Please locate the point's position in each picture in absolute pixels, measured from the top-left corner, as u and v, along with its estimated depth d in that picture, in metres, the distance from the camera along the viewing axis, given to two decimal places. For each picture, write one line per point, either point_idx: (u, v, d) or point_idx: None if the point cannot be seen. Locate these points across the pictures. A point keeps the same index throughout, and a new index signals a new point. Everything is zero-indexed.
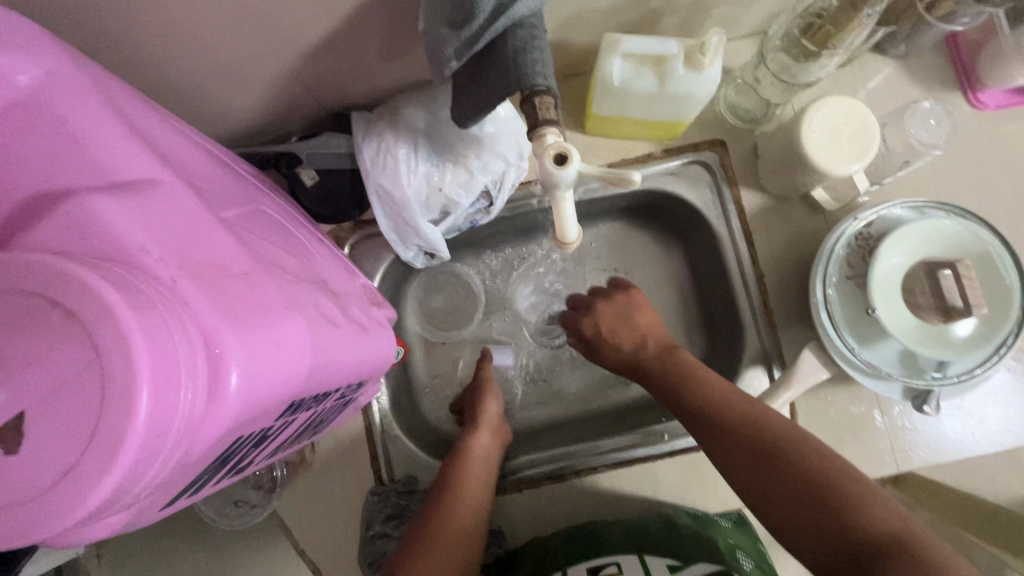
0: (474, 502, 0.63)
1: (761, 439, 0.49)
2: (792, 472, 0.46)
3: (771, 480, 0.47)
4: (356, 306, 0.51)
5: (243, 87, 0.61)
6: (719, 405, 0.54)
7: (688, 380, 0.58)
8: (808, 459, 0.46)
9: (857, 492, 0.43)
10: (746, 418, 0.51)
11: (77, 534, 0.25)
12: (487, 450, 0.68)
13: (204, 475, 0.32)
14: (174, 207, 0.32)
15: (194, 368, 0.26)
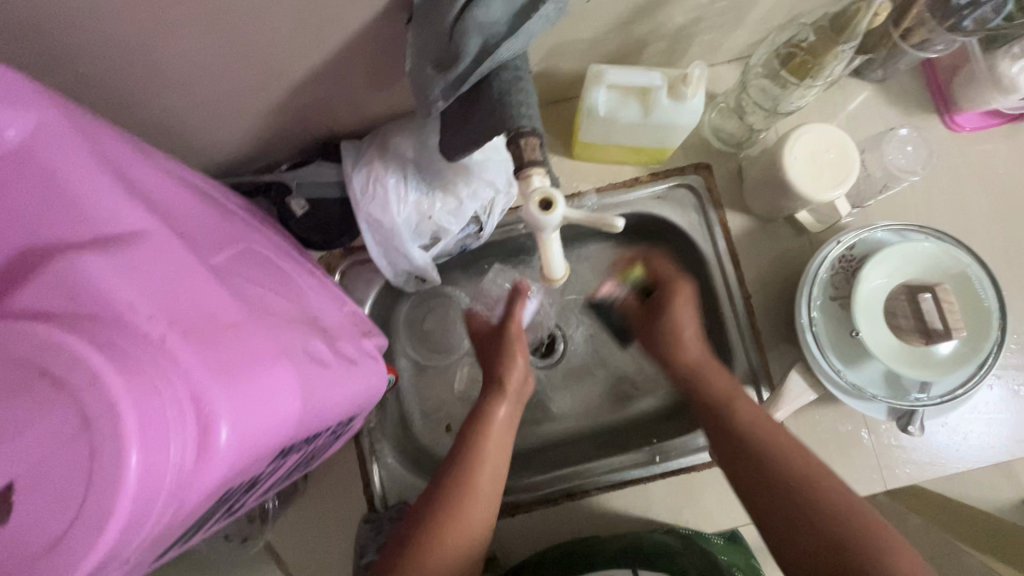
0: (494, 472, 0.58)
1: (800, 486, 0.49)
2: (825, 526, 0.46)
3: (803, 531, 0.47)
4: (346, 340, 0.52)
5: (232, 120, 0.61)
6: (757, 443, 0.54)
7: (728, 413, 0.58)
8: (842, 512, 0.46)
9: (890, 549, 0.43)
10: (781, 460, 0.51)
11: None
12: (505, 420, 0.63)
13: (194, 525, 0.32)
14: (161, 259, 0.33)
15: (183, 429, 0.27)
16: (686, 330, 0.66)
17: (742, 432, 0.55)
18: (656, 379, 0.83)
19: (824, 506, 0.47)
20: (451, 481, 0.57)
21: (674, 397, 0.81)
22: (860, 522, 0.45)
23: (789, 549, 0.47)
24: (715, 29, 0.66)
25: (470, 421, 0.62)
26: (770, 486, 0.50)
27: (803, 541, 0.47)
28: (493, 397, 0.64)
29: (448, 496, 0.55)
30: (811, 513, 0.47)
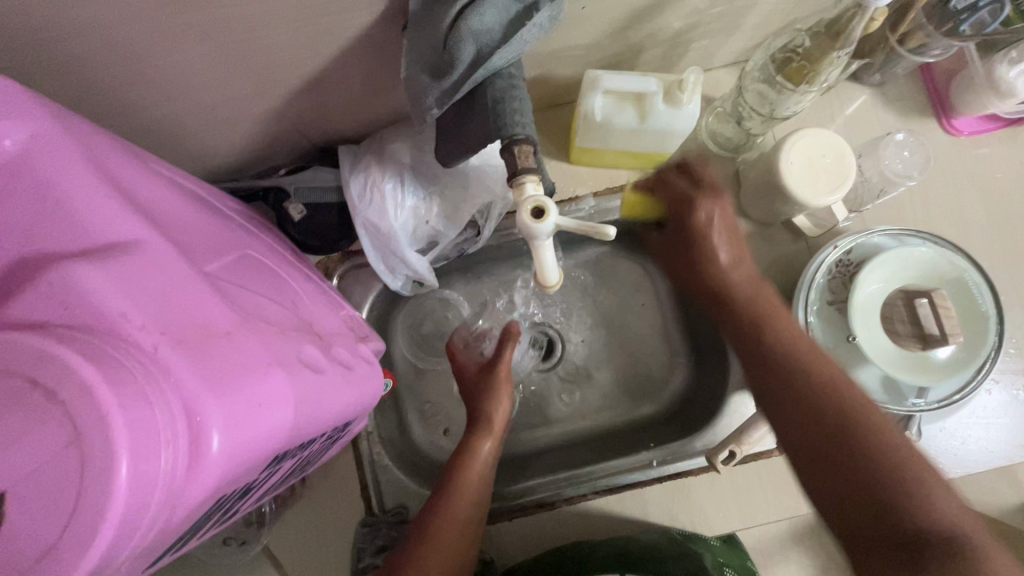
0: (472, 502, 0.63)
1: (841, 410, 0.43)
2: (864, 454, 0.40)
3: (839, 458, 0.41)
4: (341, 346, 0.52)
5: (230, 125, 0.61)
6: (803, 362, 0.47)
7: (768, 328, 0.51)
8: (891, 443, 0.40)
9: (935, 491, 0.38)
10: (823, 384, 0.45)
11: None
12: (489, 455, 0.68)
13: (188, 533, 0.32)
14: (155, 268, 0.33)
15: (174, 438, 0.27)
16: (721, 247, 0.56)
17: (785, 351, 0.48)
18: (653, 383, 0.83)
19: (869, 432, 0.41)
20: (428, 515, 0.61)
21: (673, 401, 0.81)
22: (904, 453, 0.40)
23: (814, 476, 0.42)
24: (712, 34, 0.66)
25: (456, 455, 0.67)
26: (804, 411, 0.44)
27: (831, 446, 0.41)
28: (476, 436, 0.68)
29: (427, 526, 0.60)
30: (850, 437, 0.41)
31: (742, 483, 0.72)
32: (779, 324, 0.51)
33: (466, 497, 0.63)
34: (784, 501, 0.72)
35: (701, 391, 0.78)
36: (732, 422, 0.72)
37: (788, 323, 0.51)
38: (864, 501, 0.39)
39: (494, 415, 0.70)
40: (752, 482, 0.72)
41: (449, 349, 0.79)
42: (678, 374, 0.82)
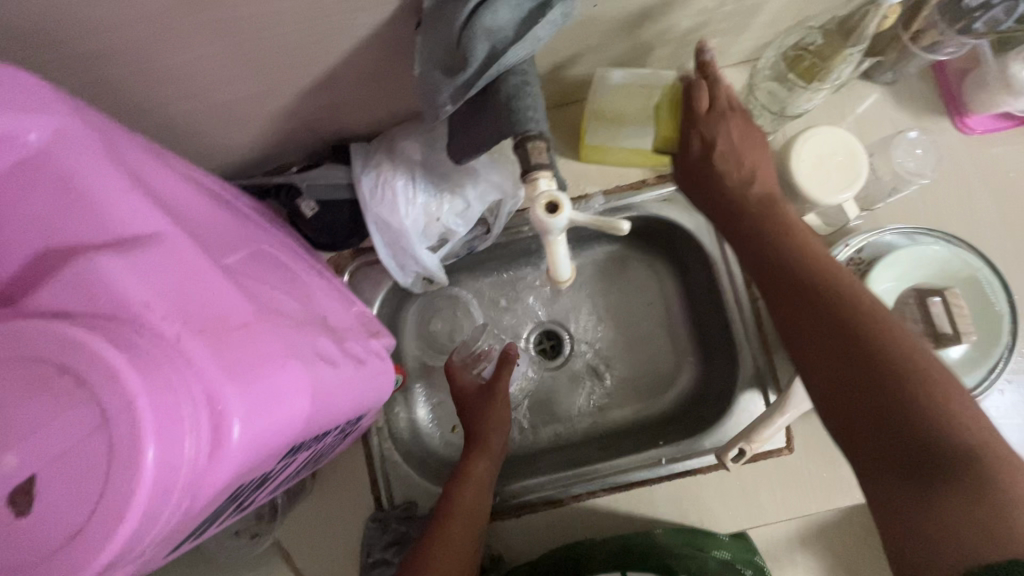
0: (463, 523, 0.63)
1: (867, 331, 0.43)
2: (887, 370, 0.41)
3: (861, 375, 0.41)
4: (354, 340, 0.52)
5: (244, 123, 0.62)
6: (826, 285, 0.47)
7: (788, 247, 0.51)
8: (916, 363, 0.41)
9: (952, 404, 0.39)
10: (848, 305, 0.45)
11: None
12: (482, 475, 0.68)
13: (207, 520, 0.33)
14: (176, 259, 0.34)
15: (196, 425, 0.27)
16: (744, 163, 0.57)
17: (810, 273, 0.48)
18: (660, 382, 0.83)
19: (896, 350, 0.41)
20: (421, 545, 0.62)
21: (681, 399, 0.81)
22: (928, 373, 0.40)
23: (835, 394, 0.43)
24: (723, 33, 0.66)
25: (452, 479, 0.68)
26: (828, 329, 0.45)
27: (853, 363, 0.42)
28: (468, 459, 0.69)
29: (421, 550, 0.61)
30: (875, 355, 0.42)
31: (751, 482, 0.71)
32: (797, 237, 0.52)
33: (457, 521, 0.63)
34: (794, 501, 0.71)
35: (710, 388, 0.78)
36: (743, 419, 0.72)
37: (809, 242, 0.52)
38: (885, 416, 0.40)
39: (488, 437, 0.72)
40: (761, 481, 0.71)
41: (449, 370, 0.78)
42: (686, 373, 0.82)
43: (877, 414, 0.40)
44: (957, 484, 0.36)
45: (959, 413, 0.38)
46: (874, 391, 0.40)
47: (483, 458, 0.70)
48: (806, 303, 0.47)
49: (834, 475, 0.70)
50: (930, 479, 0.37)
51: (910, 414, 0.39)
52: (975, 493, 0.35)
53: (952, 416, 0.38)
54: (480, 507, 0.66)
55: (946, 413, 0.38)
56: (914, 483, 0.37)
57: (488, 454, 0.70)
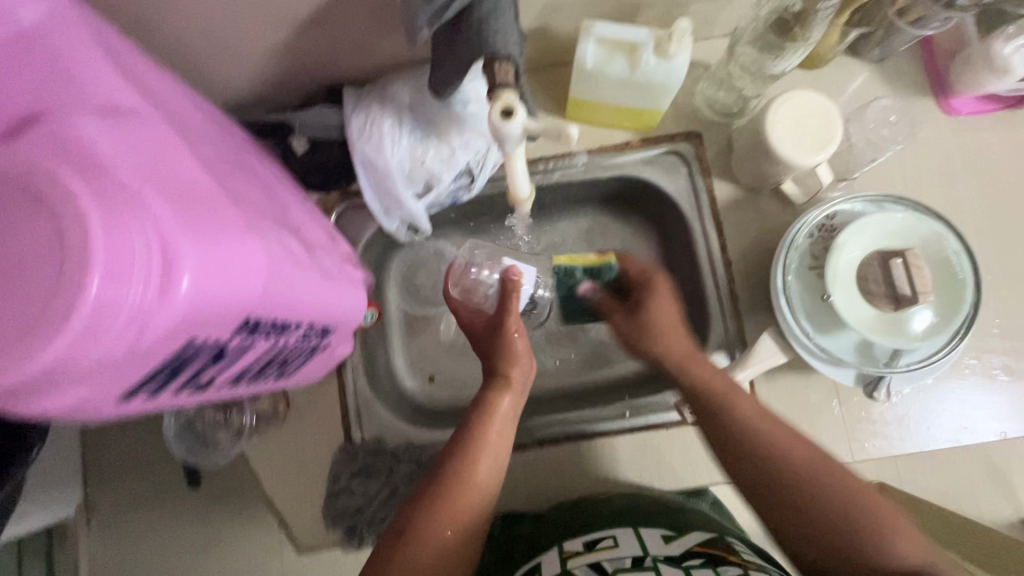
0: (493, 470, 0.58)
1: (835, 508, 0.50)
2: (853, 529, 0.48)
3: (852, 559, 0.47)
4: (324, 256, 0.55)
5: (240, 57, 0.65)
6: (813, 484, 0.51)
7: (765, 459, 0.54)
8: (889, 529, 0.47)
9: (893, 534, 0.47)
10: (817, 483, 0.51)
11: (25, 400, 0.29)
12: (510, 412, 0.63)
13: (159, 375, 0.36)
14: (148, 133, 0.36)
15: (147, 265, 0.30)
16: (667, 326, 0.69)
17: (801, 478, 0.52)
18: None
19: (866, 515, 0.48)
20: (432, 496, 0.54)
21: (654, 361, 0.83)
22: (895, 537, 0.47)
23: (807, 548, 0.50)
24: None
25: (472, 411, 0.63)
26: (812, 520, 0.50)
27: (842, 554, 0.48)
28: (495, 390, 0.64)
29: (435, 498, 0.54)
30: (856, 538, 0.48)
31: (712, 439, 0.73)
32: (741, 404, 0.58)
33: (485, 464, 0.58)
34: None
35: None
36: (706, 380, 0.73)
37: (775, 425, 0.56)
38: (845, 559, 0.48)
39: (511, 371, 0.66)
40: None
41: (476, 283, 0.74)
42: None
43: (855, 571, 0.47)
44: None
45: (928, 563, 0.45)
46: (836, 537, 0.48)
47: (513, 396, 0.64)
48: (785, 489, 0.52)
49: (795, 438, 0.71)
50: None
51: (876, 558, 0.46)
52: None
53: (906, 552, 0.46)
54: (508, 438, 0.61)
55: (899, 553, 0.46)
56: None
57: (518, 382, 0.66)
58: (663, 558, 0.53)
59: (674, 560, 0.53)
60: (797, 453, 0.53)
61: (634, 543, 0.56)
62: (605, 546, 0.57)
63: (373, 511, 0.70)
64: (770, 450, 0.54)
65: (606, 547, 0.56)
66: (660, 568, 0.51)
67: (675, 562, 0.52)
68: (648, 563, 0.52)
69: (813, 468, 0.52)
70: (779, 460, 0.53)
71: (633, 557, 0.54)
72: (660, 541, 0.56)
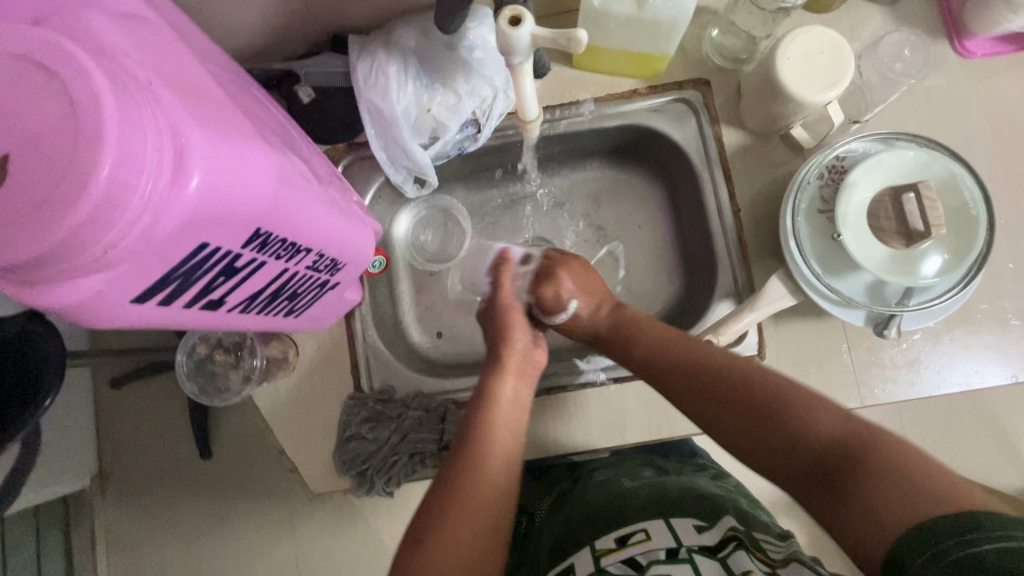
0: (501, 460, 0.57)
1: (745, 403, 0.50)
2: (774, 412, 0.48)
3: (776, 448, 0.47)
4: (333, 188, 0.55)
5: (246, 3, 0.64)
6: (714, 381, 0.53)
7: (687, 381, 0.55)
8: (802, 412, 0.47)
9: (808, 409, 0.47)
10: (732, 379, 0.52)
11: (46, 284, 0.30)
12: (513, 398, 0.63)
13: (174, 283, 0.36)
14: (156, 36, 0.36)
15: (159, 155, 0.30)
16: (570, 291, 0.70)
17: (699, 376, 0.55)
18: (641, 298, 0.85)
19: (784, 401, 0.48)
20: (439, 494, 0.54)
21: (661, 314, 0.83)
22: (811, 413, 0.47)
23: (743, 447, 0.50)
24: None
25: (476, 401, 0.63)
26: (730, 424, 0.51)
27: (770, 446, 0.47)
28: (497, 377, 0.64)
29: (448, 499, 0.54)
30: (773, 425, 0.48)
31: None
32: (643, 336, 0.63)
33: (495, 459, 0.58)
34: None
35: (693, 301, 0.80)
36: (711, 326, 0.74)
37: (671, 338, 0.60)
38: (774, 442, 0.47)
39: (509, 355, 0.66)
40: None
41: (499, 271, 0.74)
42: (668, 290, 0.84)
43: (789, 454, 0.46)
44: (871, 508, 0.39)
45: (848, 433, 0.44)
46: (760, 422, 0.48)
47: (513, 378, 0.65)
48: (697, 395, 0.54)
49: (804, 384, 0.71)
50: (825, 471, 0.43)
51: (798, 436, 0.46)
52: (868, 465, 0.41)
53: (827, 419, 0.46)
54: (516, 425, 0.62)
55: (819, 426, 0.46)
56: (824, 487, 0.43)
57: (517, 370, 0.66)
58: (698, 549, 0.53)
59: (709, 551, 0.52)
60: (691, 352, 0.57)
61: (665, 533, 0.56)
62: (638, 540, 0.56)
63: (384, 456, 0.72)
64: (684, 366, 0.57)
65: (639, 541, 0.56)
66: (697, 564, 0.51)
67: (710, 553, 0.52)
68: (683, 556, 0.52)
69: (716, 370, 0.54)
70: (692, 372, 0.55)
71: (668, 551, 0.53)
72: (692, 530, 0.56)
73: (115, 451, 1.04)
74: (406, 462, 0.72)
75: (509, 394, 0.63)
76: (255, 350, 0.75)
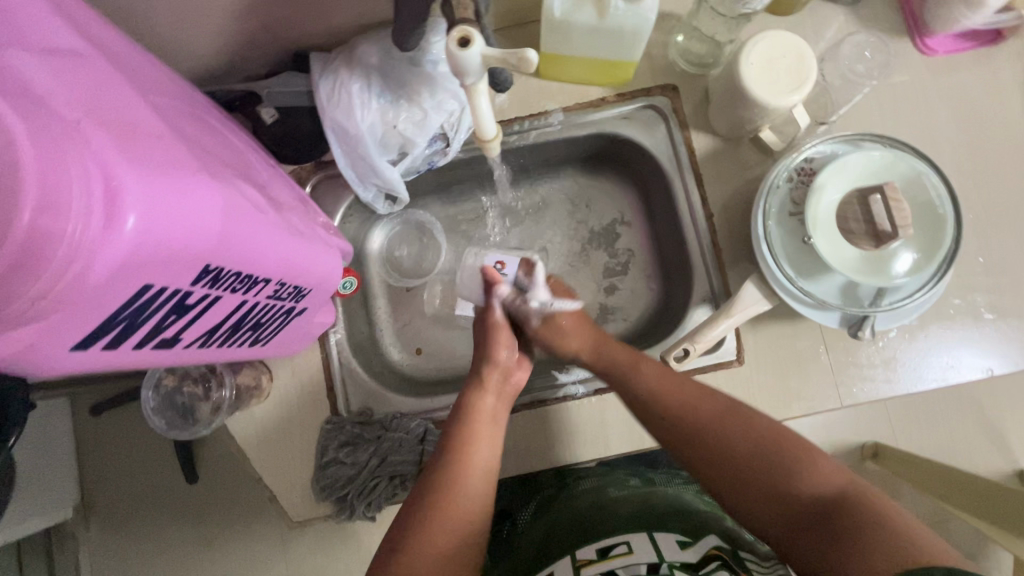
0: (478, 476, 0.56)
1: (749, 454, 0.53)
2: (777, 467, 0.52)
3: (773, 500, 0.51)
4: (293, 214, 0.53)
5: (199, 24, 0.62)
6: (721, 426, 0.56)
7: (684, 435, 0.57)
8: (802, 467, 0.51)
9: (805, 464, 0.52)
10: (734, 425, 0.55)
11: None
12: (492, 412, 0.63)
13: (118, 326, 0.34)
14: (87, 72, 0.35)
15: (88, 198, 0.29)
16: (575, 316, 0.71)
17: (706, 420, 0.56)
18: (620, 306, 0.84)
19: (788, 456, 0.52)
20: (417, 506, 0.54)
21: (641, 321, 0.82)
22: (809, 470, 0.51)
23: (739, 498, 0.53)
24: None
25: (455, 414, 0.62)
26: (729, 474, 0.54)
27: (770, 499, 0.51)
28: (476, 392, 0.63)
29: (428, 511, 0.53)
30: (770, 479, 0.52)
31: None
32: (643, 372, 0.62)
33: (473, 475, 0.56)
34: None
35: (671, 306, 0.79)
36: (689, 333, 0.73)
37: (674, 377, 0.60)
38: (772, 493, 0.51)
39: (489, 371, 0.66)
40: None
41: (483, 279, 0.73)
42: (646, 297, 0.84)
43: (784, 507, 0.50)
44: (862, 560, 0.44)
45: (841, 491, 0.49)
46: (758, 477, 0.52)
47: (492, 395, 0.64)
48: (699, 442, 0.56)
49: (784, 387, 0.71)
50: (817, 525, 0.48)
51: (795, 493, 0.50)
52: (856, 523, 0.46)
53: (821, 478, 0.50)
54: (494, 440, 0.60)
55: (816, 485, 0.50)
56: (818, 539, 0.47)
57: (496, 387, 0.65)
58: (679, 565, 0.52)
59: (690, 568, 0.52)
60: (689, 395, 0.58)
61: (648, 548, 0.55)
62: (620, 552, 0.55)
63: (364, 480, 0.70)
64: (686, 414, 0.58)
65: (621, 555, 0.55)
66: None
67: (692, 570, 0.51)
68: (665, 572, 0.51)
69: (719, 419, 0.56)
70: (693, 420, 0.57)
71: (650, 565, 0.52)
72: (675, 547, 0.55)
73: (94, 480, 1.02)
74: (386, 484, 0.71)
75: (487, 408, 0.63)
76: (224, 381, 0.72)
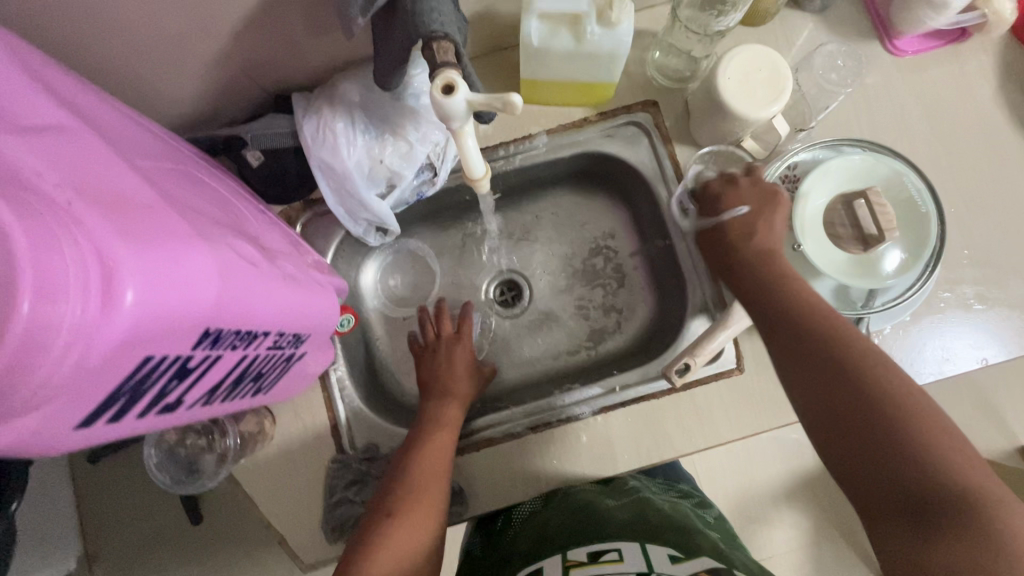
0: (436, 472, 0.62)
1: (883, 401, 0.46)
2: (905, 428, 0.45)
3: (890, 464, 0.44)
4: (288, 262, 0.53)
5: (179, 73, 0.62)
6: (859, 366, 0.49)
7: (806, 359, 0.51)
8: (935, 439, 0.44)
9: (940, 436, 0.44)
10: (873, 375, 0.48)
11: None
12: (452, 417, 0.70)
13: (120, 398, 0.34)
14: (73, 148, 0.35)
15: (83, 279, 0.28)
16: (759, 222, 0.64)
17: (844, 355, 0.50)
18: (616, 321, 0.85)
19: (923, 427, 0.45)
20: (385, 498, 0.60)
21: (638, 334, 0.83)
22: (944, 449, 0.44)
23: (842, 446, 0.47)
24: None
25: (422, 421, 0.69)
26: (846, 414, 0.47)
27: (878, 464, 0.45)
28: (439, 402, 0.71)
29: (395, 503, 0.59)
30: (892, 436, 0.45)
31: (716, 403, 0.71)
32: (787, 300, 0.56)
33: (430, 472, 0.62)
34: (748, 421, 0.70)
35: (667, 318, 0.80)
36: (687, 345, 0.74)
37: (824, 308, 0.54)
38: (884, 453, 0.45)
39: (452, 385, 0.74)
40: (711, 403, 0.71)
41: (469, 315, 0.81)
42: (640, 310, 0.84)
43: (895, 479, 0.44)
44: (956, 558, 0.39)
45: (970, 485, 0.42)
46: (874, 430, 0.46)
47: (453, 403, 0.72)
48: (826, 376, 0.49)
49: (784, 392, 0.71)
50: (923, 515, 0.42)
51: (914, 463, 0.44)
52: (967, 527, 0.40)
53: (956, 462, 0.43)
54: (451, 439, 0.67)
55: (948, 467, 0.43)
56: (915, 527, 0.42)
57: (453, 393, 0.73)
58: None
59: None
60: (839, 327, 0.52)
61: (639, 560, 0.57)
62: (610, 559, 0.58)
63: None
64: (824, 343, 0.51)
65: (610, 562, 0.58)
66: None
67: None
68: None
69: (856, 356, 0.49)
70: (830, 352, 0.50)
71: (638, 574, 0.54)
72: (666, 560, 0.56)
73: (97, 529, 1.00)
74: None
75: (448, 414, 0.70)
76: (225, 430, 0.71)
